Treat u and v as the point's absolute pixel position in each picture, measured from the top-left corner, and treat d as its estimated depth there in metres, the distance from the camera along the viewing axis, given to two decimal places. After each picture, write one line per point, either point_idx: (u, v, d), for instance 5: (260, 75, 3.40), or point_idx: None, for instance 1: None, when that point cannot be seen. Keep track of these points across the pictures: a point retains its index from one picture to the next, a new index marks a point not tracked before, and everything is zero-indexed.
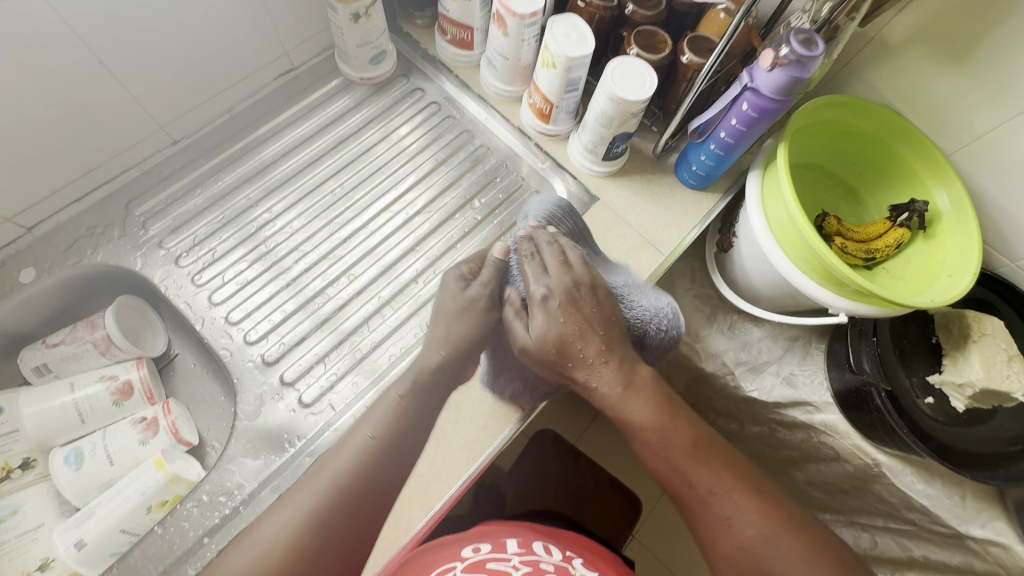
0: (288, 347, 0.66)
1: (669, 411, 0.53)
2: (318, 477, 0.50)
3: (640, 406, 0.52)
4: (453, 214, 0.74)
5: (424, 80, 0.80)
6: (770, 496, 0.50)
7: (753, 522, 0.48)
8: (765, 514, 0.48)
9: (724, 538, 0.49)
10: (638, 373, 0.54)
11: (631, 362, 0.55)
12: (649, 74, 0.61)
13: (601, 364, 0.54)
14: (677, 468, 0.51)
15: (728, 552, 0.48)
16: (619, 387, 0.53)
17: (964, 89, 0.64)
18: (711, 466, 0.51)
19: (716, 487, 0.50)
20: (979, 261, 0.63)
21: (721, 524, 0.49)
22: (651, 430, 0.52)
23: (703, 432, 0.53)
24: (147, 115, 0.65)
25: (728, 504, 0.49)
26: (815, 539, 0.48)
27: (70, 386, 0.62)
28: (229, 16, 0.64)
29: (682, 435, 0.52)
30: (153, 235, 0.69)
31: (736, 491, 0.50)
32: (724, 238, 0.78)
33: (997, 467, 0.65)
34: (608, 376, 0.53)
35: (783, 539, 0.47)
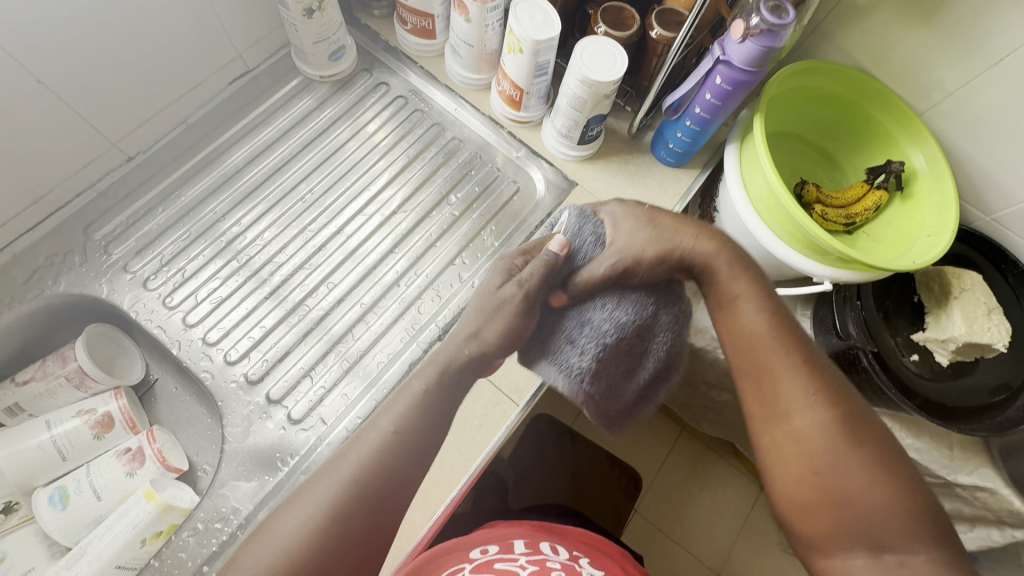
0: (271, 364, 0.64)
1: (779, 307, 0.53)
2: (344, 461, 0.47)
3: (740, 281, 0.53)
4: (430, 211, 0.72)
5: (387, 73, 0.77)
6: (844, 401, 0.48)
7: (816, 419, 0.47)
8: (834, 409, 0.47)
9: (789, 421, 0.48)
10: (749, 266, 0.54)
11: (739, 253, 0.54)
12: (620, 52, 0.59)
13: (699, 241, 0.53)
14: (756, 350, 0.51)
15: (788, 442, 0.47)
16: (726, 263, 0.53)
17: (934, 46, 0.64)
18: (791, 353, 0.50)
19: (794, 368, 0.49)
20: (957, 218, 0.64)
21: (785, 411, 0.48)
22: (745, 314, 0.52)
23: (798, 332, 0.51)
24: (97, 132, 0.61)
25: (800, 407, 0.48)
26: (882, 449, 0.45)
27: (47, 423, 0.60)
28: (174, 20, 0.60)
29: (782, 332, 0.51)
30: (117, 259, 0.66)
31: (815, 395, 0.48)
32: (705, 213, 0.78)
33: (983, 419, 0.67)
34: (706, 248, 0.53)
35: (847, 440, 0.46)
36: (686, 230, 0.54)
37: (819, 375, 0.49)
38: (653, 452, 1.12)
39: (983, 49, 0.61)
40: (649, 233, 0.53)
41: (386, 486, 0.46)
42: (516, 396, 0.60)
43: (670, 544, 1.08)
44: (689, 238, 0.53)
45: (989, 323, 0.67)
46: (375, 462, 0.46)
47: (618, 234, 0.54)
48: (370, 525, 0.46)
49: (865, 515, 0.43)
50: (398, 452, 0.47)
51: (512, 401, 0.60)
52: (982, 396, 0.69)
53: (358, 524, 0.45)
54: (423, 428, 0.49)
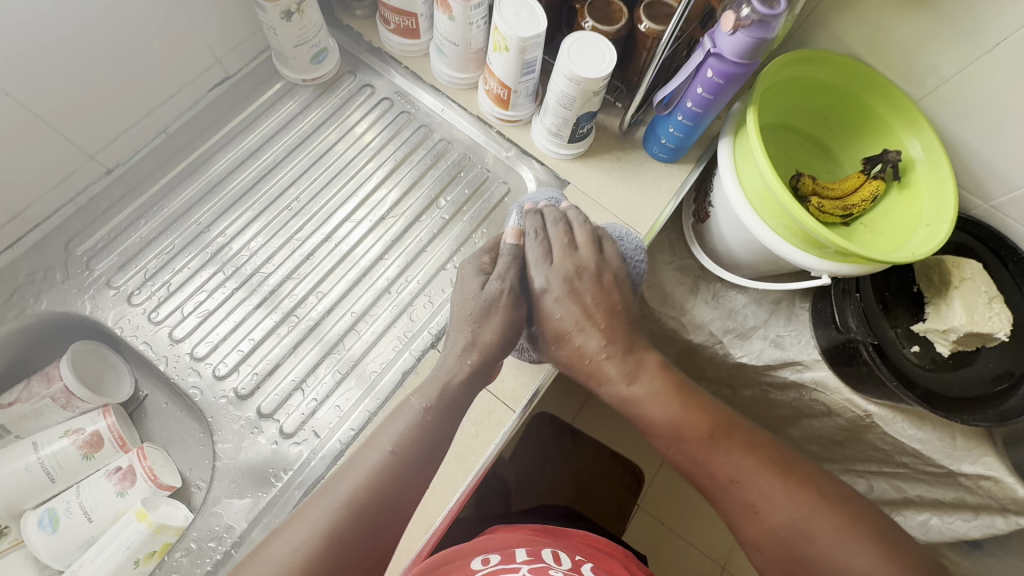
0: (262, 377, 0.63)
1: (681, 398, 0.52)
2: (342, 483, 0.46)
3: (653, 401, 0.52)
4: (420, 215, 0.70)
5: (372, 75, 0.75)
6: (805, 477, 0.49)
7: (782, 509, 0.47)
8: (795, 496, 0.48)
9: (756, 525, 0.48)
10: (645, 362, 0.54)
11: (637, 351, 0.55)
12: (608, 47, 0.58)
13: (602, 356, 0.54)
14: (693, 459, 0.50)
15: (762, 542, 0.48)
16: (626, 383, 0.53)
17: (928, 32, 0.62)
18: (730, 452, 0.50)
19: (739, 478, 0.49)
20: (955, 207, 0.62)
21: (749, 514, 0.48)
22: (666, 427, 0.51)
23: (721, 418, 0.51)
24: (74, 146, 0.60)
25: (753, 490, 0.48)
26: (854, 519, 0.47)
27: (33, 445, 0.58)
28: (149, 28, 0.59)
29: (695, 428, 0.51)
30: (100, 275, 0.64)
31: (759, 473, 0.49)
32: (700, 208, 0.76)
33: (985, 409, 0.66)
34: (615, 368, 0.54)
35: (819, 525, 0.47)
36: (598, 317, 0.55)
37: (770, 460, 0.49)
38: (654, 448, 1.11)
39: (979, 34, 0.59)
40: (568, 312, 0.55)
41: (382, 509, 0.46)
42: (512, 401, 0.59)
43: (675, 539, 1.07)
44: (591, 347, 0.54)
45: (990, 312, 0.66)
46: (372, 481, 0.46)
47: (544, 306, 0.56)
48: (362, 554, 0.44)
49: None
50: (397, 475, 0.47)
51: (509, 406, 0.59)
52: (984, 385, 0.68)
53: (352, 550, 0.43)
54: (420, 448, 0.48)
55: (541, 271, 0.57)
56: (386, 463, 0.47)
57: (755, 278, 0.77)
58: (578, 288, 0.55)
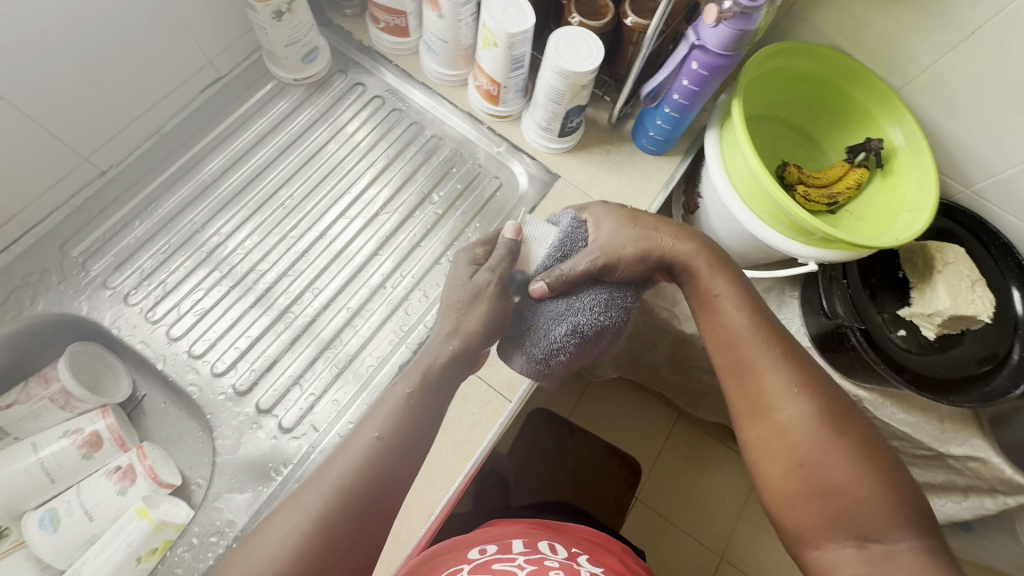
0: (259, 374, 0.63)
1: (750, 304, 0.53)
2: (330, 471, 0.47)
3: (721, 276, 0.54)
4: (414, 211, 0.71)
5: (363, 74, 0.76)
6: (824, 392, 0.47)
7: (794, 415, 0.46)
8: (818, 420, 0.46)
9: (769, 419, 0.47)
10: (722, 258, 0.56)
11: (722, 253, 0.56)
12: (595, 41, 0.59)
13: (663, 228, 0.56)
14: (734, 339, 0.51)
15: (776, 459, 0.46)
16: (694, 247, 0.55)
17: (907, 22, 0.64)
18: (774, 358, 0.49)
19: (769, 364, 0.49)
20: (936, 192, 0.64)
21: (771, 422, 0.47)
22: (709, 289, 0.54)
23: (762, 310, 0.52)
24: (67, 148, 0.60)
25: (775, 386, 0.48)
26: (869, 447, 0.44)
27: (33, 446, 0.58)
28: (141, 31, 0.59)
29: (739, 301, 0.53)
30: (96, 276, 0.65)
31: (786, 376, 0.48)
32: (690, 199, 0.78)
33: (970, 390, 0.68)
34: (673, 239, 0.55)
35: (827, 452, 0.44)
36: (655, 219, 0.57)
37: (806, 377, 0.48)
38: (650, 440, 1.12)
39: (955, 24, 0.61)
40: (635, 231, 0.55)
41: (373, 493, 0.46)
42: (508, 391, 0.60)
43: (672, 529, 1.09)
44: (671, 239, 0.55)
45: (974, 295, 0.68)
46: (362, 467, 0.46)
47: (604, 233, 0.55)
48: (359, 534, 0.45)
49: (856, 509, 0.42)
50: (387, 459, 0.48)
51: (505, 397, 0.60)
52: (969, 367, 0.70)
53: (347, 532, 0.45)
54: (407, 431, 0.49)
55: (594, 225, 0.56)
56: (374, 447, 0.47)
57: (745, 267, 0.78)
58: (626, 218, 0.57)
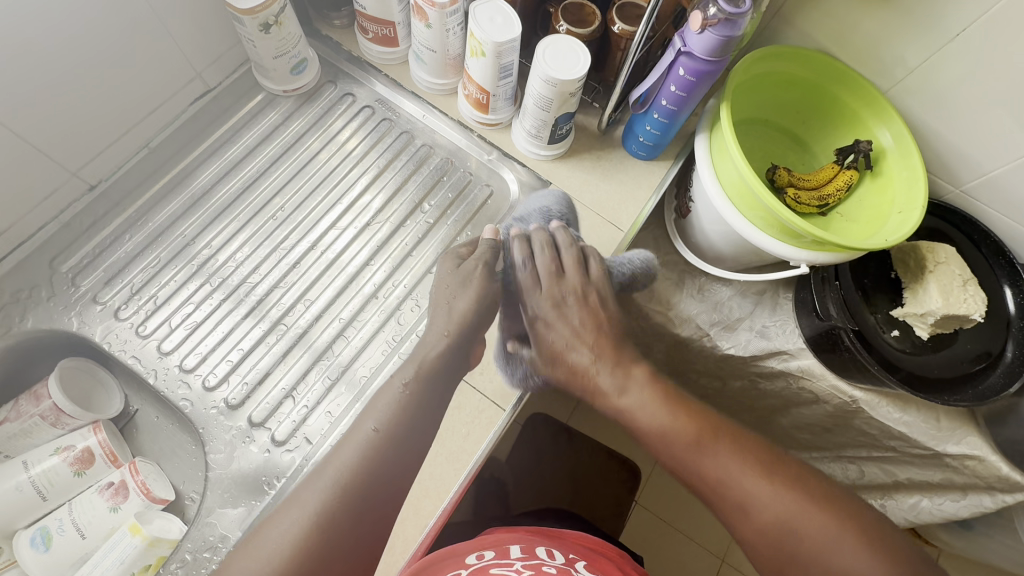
0: (251, 387, 0.63)
1: (677, 414, 0.53)
2: (328, 468, 0.48)
3: (640, 402, 0.54)
4: (405, 220, 0.71)
5: (353, 84, 0.76)
6: (788, 478, 0.50)
7: (768, 506, 0.49)
8: (787, 498, 0.49)
9: (751, 520, 0.49)
10: (634, 376, 0.55)
11: (629, 361, 0.56)
12: (582, 49, 0.59)
13: (595, 368, 0.56)
14: (686, 467, 0.51)
15: (762, 542, 0.49)
16: (617, 388, 0.54)
17: (892, 24, 0.64)
18: (727, 462, 0.51)
19: (728, 478, 0.50)
20: (926, 193, 0.64)
21: (745, 511, 0.49)
22: (655, 434, 0.52)
23: (706, 424, 0.53)
24: (56, 164, 0.60)
25: (742, 488, 0.50)
26: (844, 515, 0.48)
27: (24, 464, 0.58)
28: (128, 45, 0.59)
29: (683, 436, 0.52)
30: (86, 291, 0.64)
31: (749, 474, 0.50)
32: (682, 203, 0.78)
33: (965, 389, 0.68)
34: (608, 376, 0.55)
35: (811, 533, 0.48)
36: (589, 330, 0.56)
37: (761, 462, 0.51)
38: (649, 444, 1.12)
39: (941, 25, 0.61)
40: (577, 326, 0.56)
41: (371, 489, 0.47)
42: (501, 400, 0.59)
43: (673, 533, 1.08)
44: (608, 387, 0.55)
45: (966, 294, 0.68)
46: (360, 464, 0.47)
47: (524, 278, 0.59)
48: (358, 533, 0.46)
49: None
50: (384, 453, 0.48)
51: (499, 406, 0.59)
52: (963, 365, 0.70)
53: (346, 529, 0.45)
54: (403, 424, 0.50)
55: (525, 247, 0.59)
56: (371, 441, 0.48)
57: (738, 270, 0.78)
58: (587, 292, 0.57)
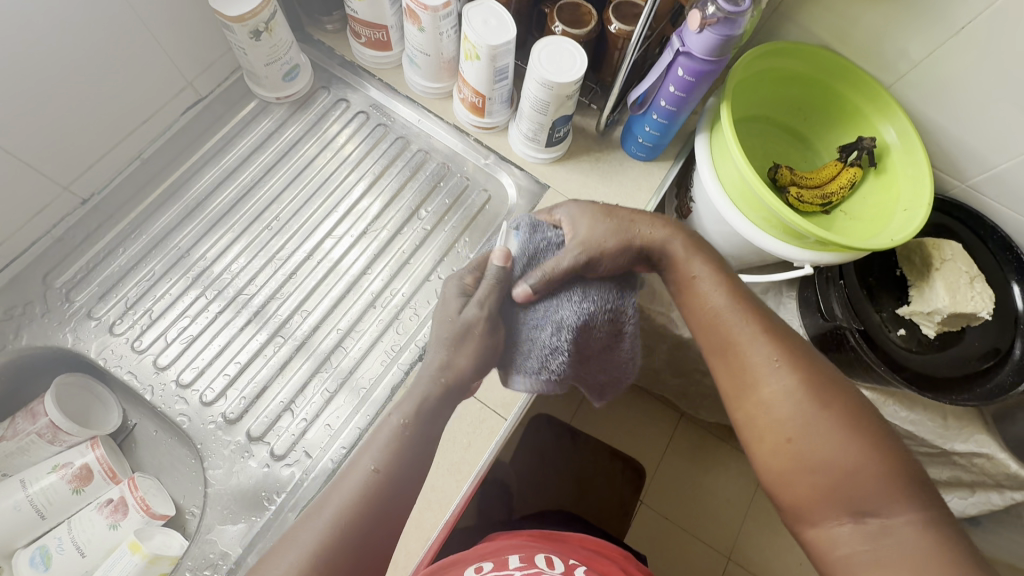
0: (249, 401, 0.62)
1: (728, 282, 0.52)
2: (327, 505, 0.45)
3: (695, 266, 0.52)
4: (402, 227, 0.70)
5: (346, 89, 0.75)
6: (819, 377, 0.47)
7: (785, 392, 0.46)
8: (806, 397, 0.46)
9: (754, 391, 0.48)
10: (682, 241, 0.54)
11: (697, 241, 0.55)
12: (578, 51, 0.58)
13: (653, 242, 0.53)
14: (715, 318, 0.51)
15: (762, 428, 0.47)
16: (680, 245, 0.53)
17: (894, 18, 0.62)
18: (759, 343, 0.49)
19: (754, 341, 0.49)
20: (931, 190, 0.63)
21: (752, 385, 0.48)
22: (705, 314, 0.52)
23: (751, 300, 0.51)
24: (46, 178, 0.59)
25: (761, 358, 0.48)
26: (862, 421, 0.45)
27: (21, 482, 0.58)
28: (115, 56, 0.58)
29: (732, 299, 0.51)
30: (80, 306, 0.64)
31: (773, 350, 0.48)
32: (682, 204, 0.77)
33: (972, 388, 0.67)
34: (665, 245, 0.53)
35: (818, 431, 0.44)
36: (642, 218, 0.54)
37: (795, 364, 0.47)
38: (653, 443, 1.11)
39: (945, 19, 0.60)
40: (607, 229, 0.53)
41: (374, 518, 0.45)
42: (502, 408, 0.59)
43: (680, 532, 1.08)
44: (652, 225, 0.54)
45: (973, 292, 0.67)
46: (355, 503, 0.45)
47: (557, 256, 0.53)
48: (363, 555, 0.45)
49: (846, 479, 0.43)
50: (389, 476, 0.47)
51: (499, 415, 0.59)
52: (971, 363, 0.69)
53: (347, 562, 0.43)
54: (402, 461, 0.47)
55: (558, 242, 0.53)
56: (369, 482, 0.46)
57: (741, 270, 0.77)
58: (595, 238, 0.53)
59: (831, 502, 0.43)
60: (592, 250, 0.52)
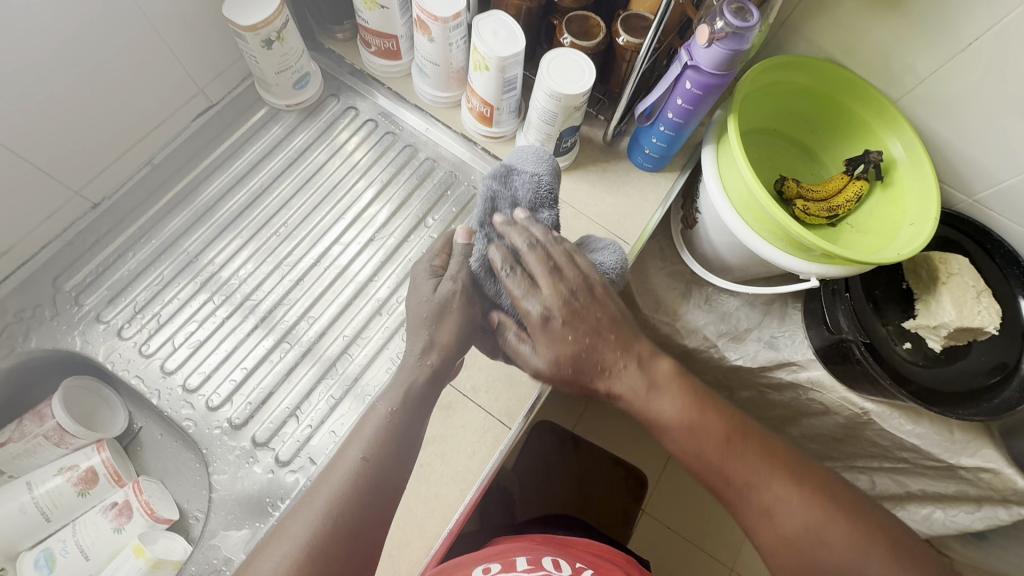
0: (255, 407, 0.63)
1: (698, 410, 0.52)
2: (317, 496, 0.46)
3: (665, 400, 0.52)
4: (409, 235, 0.70)
5: (356, 97, 0.75)
6: (809, 482, 0.49)
7: (797, 515, 0.48)
8: (813, 506, 0.48)
9: (771, 532, 0.48)
10: (658, 368, 0.54)
11: (651, 355, 0.55)
12: (586, 63, 0.58)
13: (621, 367, 0.53)
14: (710, 463, 0.50)
15: (777, 546, 0.48)
16: (642, 387, 0.52)
17: (902, 33, 0.63)
18: (747, 458, 0.50)
19: (753, 481, 0.49)
20: (938, 205, 0.63)
21: (765, 517, 0.48)
22: (680, 427, 0.51)
23: (733, 420, 0.52)
24: (58, 182, 0.60)
25: (768, 494, 0.49)
26: (865, 527, 0.47)
27: (27, 484, 0.58)
28: (127, 62, 0.59)
29: (714, 431, 0.51)
30: (89, 309, 0.64)
31: (773, 482, 0.49)
32: (688, 214, 0.77)
33: (979, 402, 0.66)
34: (627, 374, 0.53)
35: (838, 549, 0.46)
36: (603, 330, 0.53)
37: (786, 472, 0.49)
38: (656, 452, 1.11)
39: (952, 34, 0.60)
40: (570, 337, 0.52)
41: (366, 509, 0.46)
42: (506, 417, 0.59)
43: (683, 543, 1.07)
44: (628, 388, 0.53)
45: (979, 306, 0.66)
46: (347, 491, 0.46)
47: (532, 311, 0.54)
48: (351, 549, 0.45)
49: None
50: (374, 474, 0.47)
51: (504, 423, 0.59)
52: (978, 378, 0.68)
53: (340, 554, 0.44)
54: (392, 446, 0.49)
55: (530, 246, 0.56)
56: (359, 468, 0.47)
57: (745, 280, 0.77)
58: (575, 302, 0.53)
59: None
60: (560, 313, 0.53)
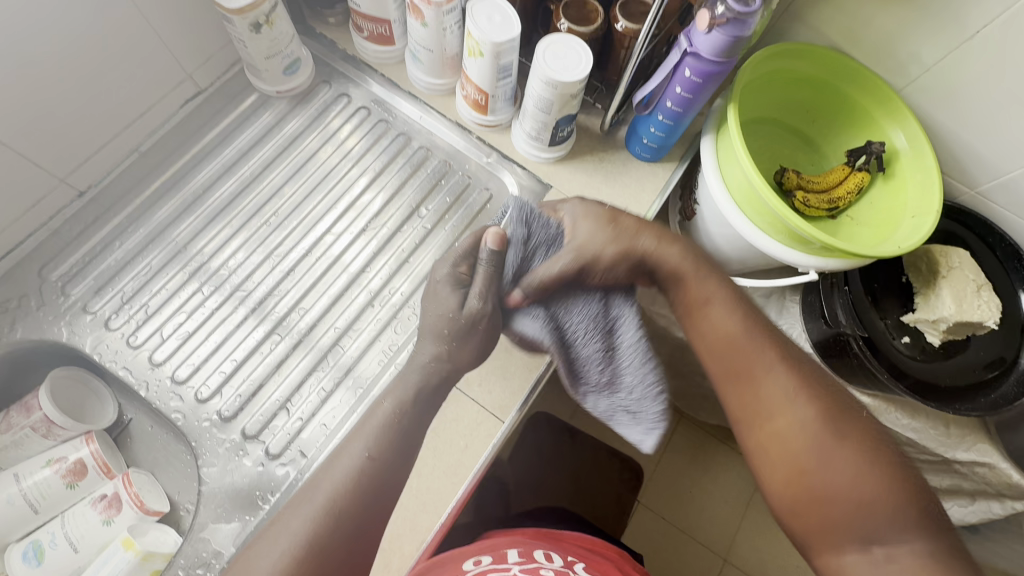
0: (245, 400, 0.62)
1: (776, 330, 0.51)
2: (318, 491, 0.46)
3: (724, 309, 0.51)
4: (402, 225, 0.69)
5: (348, 84, 0.74)
6: (820, 397, 0.48)
7: (793, 415, 0.47)
8: (812, 414, 0.47)
9: (765, 428, 0.48)
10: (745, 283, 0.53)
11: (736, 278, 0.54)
12: (584, 49, 0.57)
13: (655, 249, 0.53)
14: (719, 357, 0.51)
15: (768, 443, 0.48)
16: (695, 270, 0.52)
17: (908, 20, 0.61)
18: (763, 359, 0.49)
19: (769, 377, 0.49)
20: (940, 197, 0.62)
21: (764, 421, 0.48)
22: (737, 337, 0.51)
23: (767, 328, 0.51)
24: (42, 170, 0.58)
25: (770, 395, 0.48)
26: (864, 442, 0.46)
27: (15, 476, 0.57)
28: (113, 47, 0.57)
29: (746, 335, 0.50)
30: (76, 300, 0.63)
31: (784, 381, 0.49)
32: (687, 206, 0.75)
33: (977, 397, 0.65)
34: (587, 227, 0.53)
35: (824, 442, 0.46)
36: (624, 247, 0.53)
37: (798, 374, 0.49)
38: None
39: (959, 21, 0.58)
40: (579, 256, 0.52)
41: (364, 507, 0.46)
42: (499, 410, 0.58)
43: (676, 533, 1.07)
44: (639, 235, 0.53)
45: (979, 300, 0.66)
46: (346, 483, 0.46)
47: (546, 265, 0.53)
48: (350, 547, 0.45)
49: (844, 508, 0.44)
50: (371, 474, 0.47)
51: (496, 417, 0.58)
52: (975, 373, 0.68)
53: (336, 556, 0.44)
54: (398, 443, 0.49)
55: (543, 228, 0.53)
56: (358, 464, 0.47)
57: (743, 273, 0.76)
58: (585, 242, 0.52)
59: (843, 540, 0.44)
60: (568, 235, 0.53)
